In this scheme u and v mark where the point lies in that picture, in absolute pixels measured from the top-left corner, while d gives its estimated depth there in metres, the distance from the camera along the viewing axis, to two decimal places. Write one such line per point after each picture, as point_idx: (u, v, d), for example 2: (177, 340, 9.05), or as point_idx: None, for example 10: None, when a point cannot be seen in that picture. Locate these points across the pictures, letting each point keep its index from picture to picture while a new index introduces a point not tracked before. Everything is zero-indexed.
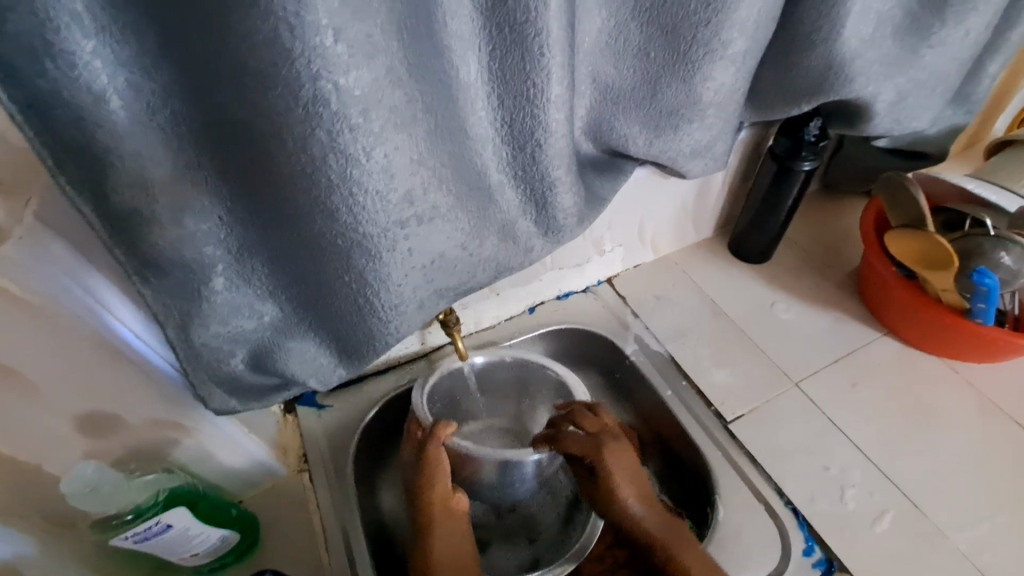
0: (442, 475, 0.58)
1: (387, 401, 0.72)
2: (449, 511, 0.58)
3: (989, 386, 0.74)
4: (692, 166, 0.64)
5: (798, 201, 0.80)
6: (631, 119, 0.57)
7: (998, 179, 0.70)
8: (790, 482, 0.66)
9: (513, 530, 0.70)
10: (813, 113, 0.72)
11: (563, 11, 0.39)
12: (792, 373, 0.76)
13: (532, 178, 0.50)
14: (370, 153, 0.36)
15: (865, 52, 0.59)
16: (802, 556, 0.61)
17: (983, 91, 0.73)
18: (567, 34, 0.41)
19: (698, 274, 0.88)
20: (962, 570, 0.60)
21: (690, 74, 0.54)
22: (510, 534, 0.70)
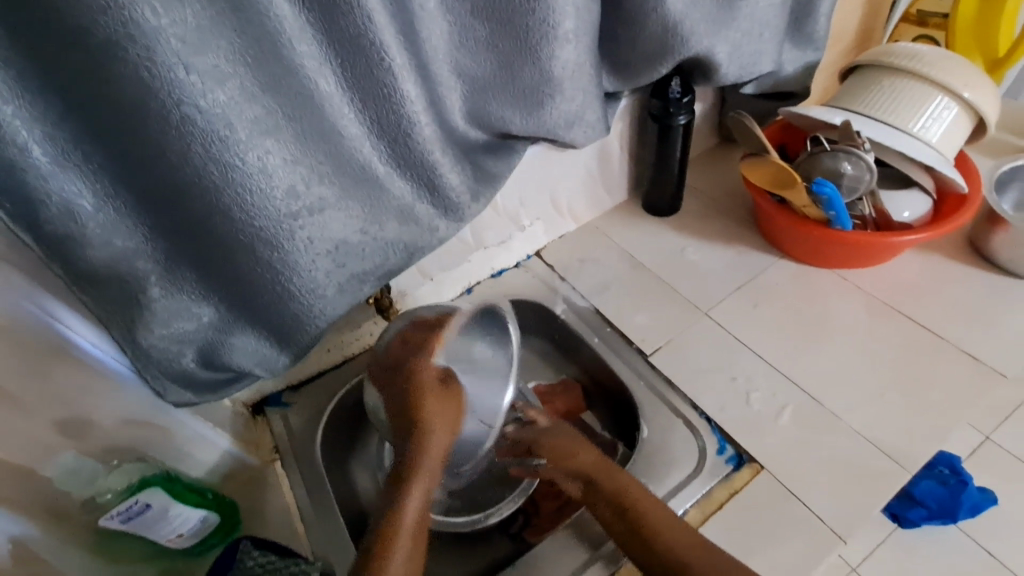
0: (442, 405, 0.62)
1: (345, 391, 0.81)
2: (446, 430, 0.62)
3: (875, 286, 0.82)
4: (571, 135, 0.74)
5: (686, 152, 0.89)
6: (500, 103, 0.67)
7: (846, 101, 0.78)
8: (703, 396, 0.74)
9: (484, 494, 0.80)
10: (674, 72, 0.81)
11: (390, 23, 0.48)
12: (702, 304, 0.84)
13: (412, 163, 0.60)
14: (244, 158, 0.45)
15: (690, 14, 0.68)
16: (716, 455, 0.69)
17: (821, 30, 0.82)
18: (400, 39, 0.50)
19: (616, 234, 0.97)
20: (855, 443, 0.68)
21: (536, 56, 0.63)
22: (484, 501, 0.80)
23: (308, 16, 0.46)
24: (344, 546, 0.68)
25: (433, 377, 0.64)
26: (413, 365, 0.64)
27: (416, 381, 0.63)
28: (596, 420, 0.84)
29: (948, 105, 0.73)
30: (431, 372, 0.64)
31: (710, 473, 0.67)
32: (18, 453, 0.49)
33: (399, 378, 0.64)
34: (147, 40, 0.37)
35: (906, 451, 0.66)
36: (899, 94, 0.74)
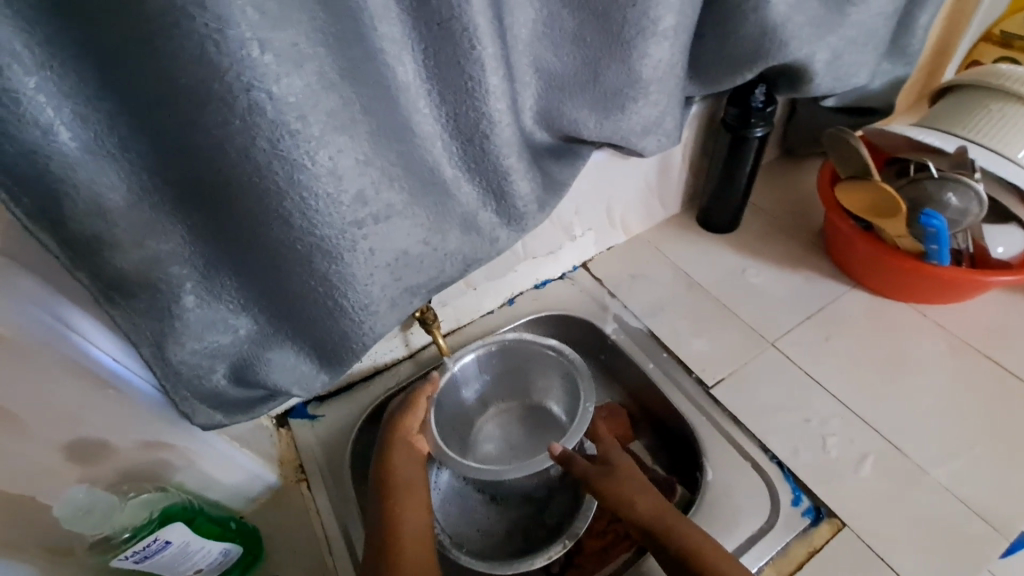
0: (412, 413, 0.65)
1: (375, 406, 0.74)
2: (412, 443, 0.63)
3: (957, 326, 0.76)
4: (646, 143, 0.67)
5: (756, 167, 0.82)
6: (578, 103, 0.59)
7: (947, 123, 0.71)
8: (773, 437, 0.67)
9: (540, 526, 0.73)
10: (758, 80, 0.74)
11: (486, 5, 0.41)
12: (768, 334, 0.78)
13: (483, 169, 0.53)
14: (314, 156, 0.38)
15: (794, 16, 0.61)
16: (790, 507, 0.62)
17: (919, 43, 0.75)
18: (495, 25, 0.43)
19: (670, 249, 0.91)
20: (945, 503, 0.61)
21: (626, 53, 0.56)
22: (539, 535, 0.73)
23: None
24: None
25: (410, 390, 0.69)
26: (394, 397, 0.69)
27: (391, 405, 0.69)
28: (644, 450, 0.78)
29: None
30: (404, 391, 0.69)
31: (784, 527, 0.61)
32: (21, 480, 0.44)
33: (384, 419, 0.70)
34: (219, 7, 0.30)
35: (1003, 515, 0.60)
36: (1008, 118, 0.67)
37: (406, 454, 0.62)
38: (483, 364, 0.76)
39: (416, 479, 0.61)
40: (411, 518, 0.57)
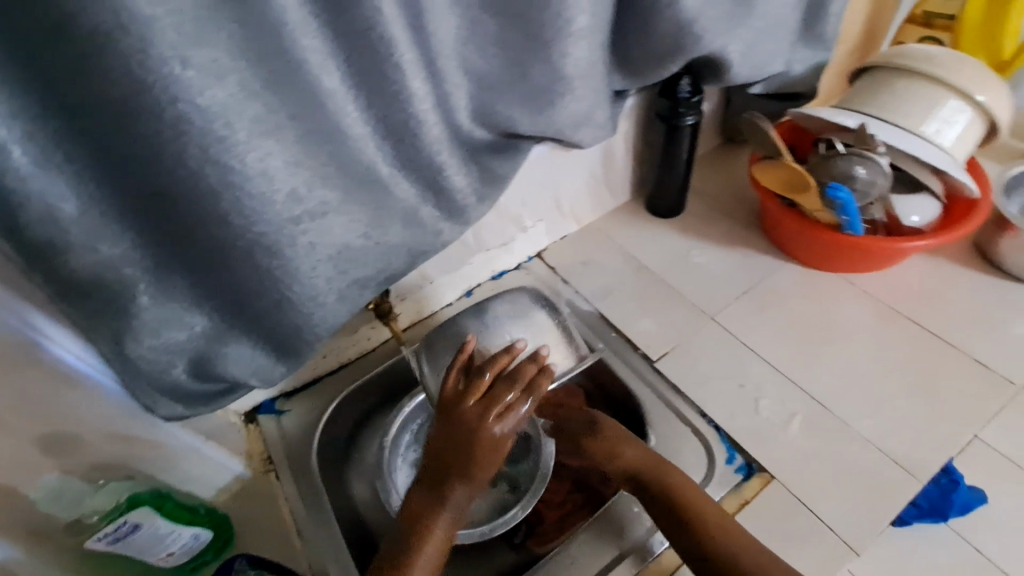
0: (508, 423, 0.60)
1: (342, 397, 0.78)
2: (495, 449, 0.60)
3: (883, 292, 0.81)
4: (579, 136, 0.72)
5: (692, 154, 0.87)
6: (508, 101, 0.64)
7: (858, 104, 0.74)
8: (712, 404, 0.72)
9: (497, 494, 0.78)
10: (683, 72, 0.78)
11: (399, 16, 0.45)
12: (709, 309, 0.83)
13: (417, 165, 0.57)
14: (242, 159, 0.42)
15: (705, 11, 0.66)
16: (725, 464, 0.67)
17: (833, 30, 0.80)
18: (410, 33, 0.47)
19: (619, 236, 0.95)
20: (865, 453, 0.66)
21: (547, 53, 0.60)
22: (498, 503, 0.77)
23: (313, 5, 0.42)
24: (344, 559, 0.66)
25: (516, 390, 0.61)
26: (482, 375, 0.61)
27: (479, 382, 0.61)
28: None
29: (960, 108, 0.70)
30: (504, 381, 0.62)
31: (720, 483, 0.66)
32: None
33: (452, 374, 0.63)
34: (142, 30, 0.34)
35: (917, 461, 0.65)
36: (913, 95, 0.71)
37: (483, 471, 0.60)
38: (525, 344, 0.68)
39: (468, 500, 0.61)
40: (440, 535, 0.60)
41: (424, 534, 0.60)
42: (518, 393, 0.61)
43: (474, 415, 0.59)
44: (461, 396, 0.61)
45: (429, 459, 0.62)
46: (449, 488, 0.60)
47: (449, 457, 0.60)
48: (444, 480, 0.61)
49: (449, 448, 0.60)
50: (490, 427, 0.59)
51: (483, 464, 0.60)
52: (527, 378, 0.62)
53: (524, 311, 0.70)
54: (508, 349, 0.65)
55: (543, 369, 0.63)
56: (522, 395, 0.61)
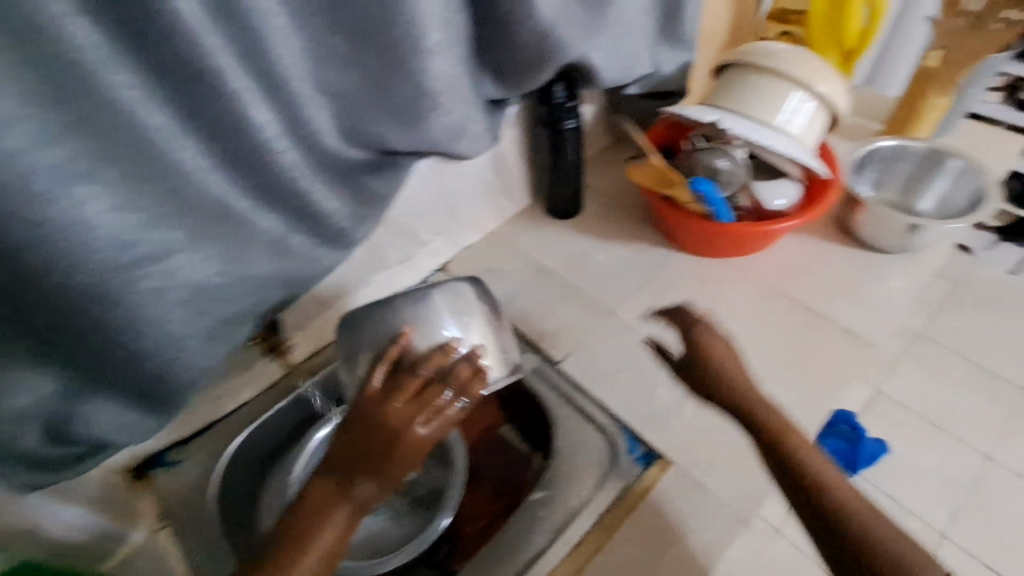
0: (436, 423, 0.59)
1: (242, 437, 0.74)
2: (418, 447, 0.58)
3: (762, 273, 0.87)
4: (459, 146, 0.72)
5: (579, 155, 0.90)
6: (377, 118, 0.62)
7: (721, 100, 0.79)
8: (612, 398, 0.75)
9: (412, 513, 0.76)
10: (556, 79, 0.81)
11: (228, 47, 0.44)
12: (607, 305, 0.85)
13: (279, 194, 0.55)
14: (51, 209, 0.40)
15: (560, 20, 0.68)
16: (626, 455, 0.69)
17: (691, 31, 0.85)
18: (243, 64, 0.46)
19: (521, 241, 0.97)
20: (751, 427, 0.71)
21: (404, 69, 0.60)
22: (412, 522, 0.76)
23: (122, 41, 0.40)
24: None
25: (449, 392, 0.60)
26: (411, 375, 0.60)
27: (408, 381, 0.60)
28: (513, 433, 0.82)
29: (802, 99, 0.76)
30: (437, 382, 0.60)
31: (622, 474, 0.68)
32: None
33: (380, 372, 0.62)
34: None
35: (796, 428, 0.70)
36: (763, 89, 0.76)
37: (398, 468, 0.57)
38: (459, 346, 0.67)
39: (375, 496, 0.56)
40: (335, 532, 0.54)
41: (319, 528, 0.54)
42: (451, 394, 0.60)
43: (400, 412, 0.58)
44: (387, 394, 0.59)
45: (339, 451, 0.58)
46: (357, 481, 0.56)
47: (362, 449, 0.57)
48: (354, 472, 0.56)
49: (365, 440, 0.57)
50: (417, 425, 0.57)
51: (402, 458, 0.57)
52: (460, 380, 0.61)
53: (460, 306, 0.70)
54: (442, 348, 0.64)
55: (478, 373, 0.62)
56: (455, 397, 0.60)
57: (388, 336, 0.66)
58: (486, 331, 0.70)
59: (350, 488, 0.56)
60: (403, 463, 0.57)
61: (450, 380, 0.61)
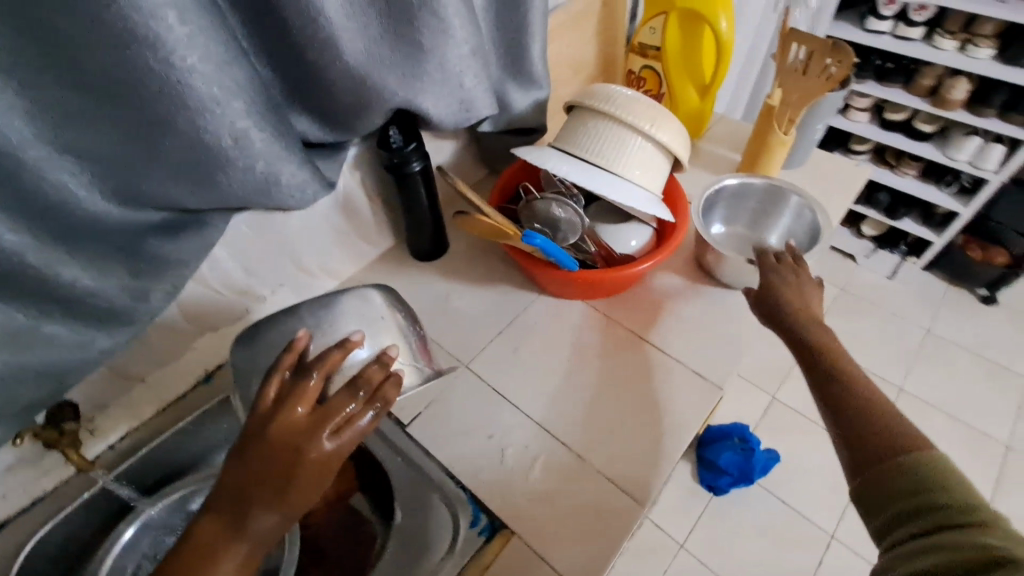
0: (341, 437, 0.53)
1: (38, 538, 0.64)
2: (320, 466, 0.52)
3: (622, 315, 0.86)
4: (276, 200, 0.65)
5: (433, 197, 0.85)
6: (154, 178, 0.55)
7: (568, 145, 0.77)
8: (459, 462, 0.70)
9: None
10: (391, 121, 0.76)
11: None
12: (463, 356, 0.81)
13: (14, 284, 0.52)
14: None
15: (373, 65, 0.63)
16: (469, 529, 0.65)
17: (540, 69, 0.82)
18: None
19: (381, 287, 0.91)
20: (598, 485, 0.69)
21: (175, 126, 0.51)
22: None
23: None
24: None
25: (357, 400, 0.55)
26: (308, 381, 0.54)
27: (308, 390, 0.54)
28: (364, 501, 0.76)
29: (643, 145, 0.75)
30: (344, 390, 0.55)
31: (462, 552, 0.63)
32: None
33: (273, 386, 0.54)
34: None
35: (644, 484, 0.69)
36: (604, 134, 0.75)
37: (302, 494, 0.51)
38: (364, 353, 0.61)
39: (275, 529, 0.50)
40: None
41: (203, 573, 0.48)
42: (361, 401, 0.55)
43: (301, 427, 0.52)
44: (278, 407, 0.53)
45: (229, 483, 0.51)
46: (251, 517, 0.50)
47: (257, 479, 0.50)
48: (247, 506, 0.50)
49: (257, 470, 0.51)
50: (321, 440, 0.52)
51: (301, 483, 0.51)
52: (369, 387, 0.56)
53: (363, 310, 0.64)
54: (343, 343, 0.58)
55: (390, 374, 0.58)
56: (367, 404, 0.55)
57: (285, 341, 0.60)
58: (398, 332, 0.64)
59: (244, 525, 0.50)
60: (303, 486, 0.51)
61: (359, 388, 0.55)
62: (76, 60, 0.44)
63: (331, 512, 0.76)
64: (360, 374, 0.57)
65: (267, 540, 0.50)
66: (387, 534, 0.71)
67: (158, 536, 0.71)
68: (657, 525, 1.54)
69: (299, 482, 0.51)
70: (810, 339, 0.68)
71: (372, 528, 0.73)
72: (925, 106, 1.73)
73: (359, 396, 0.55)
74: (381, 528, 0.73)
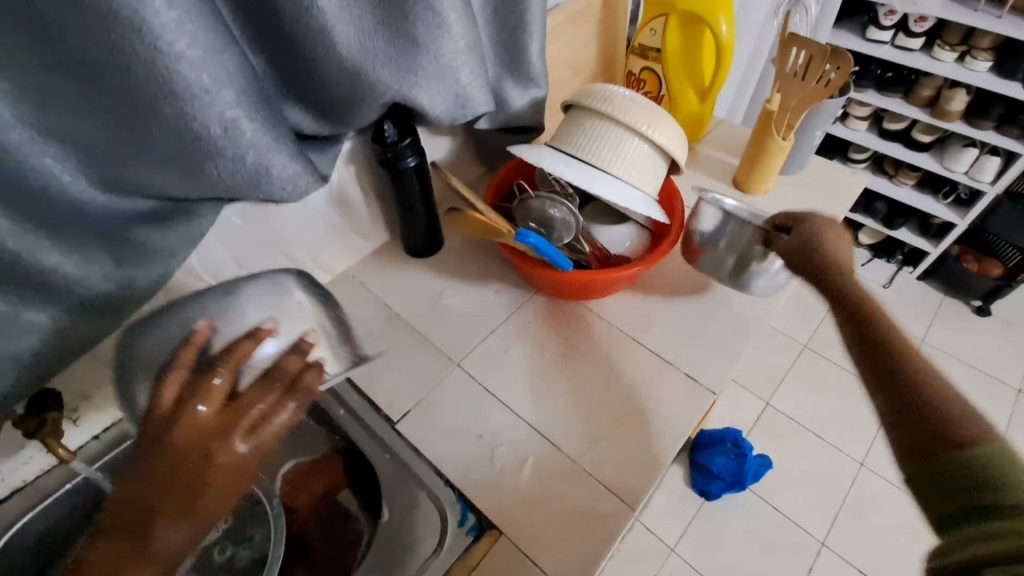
0: (253, 437, 0.56)
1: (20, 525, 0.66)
2: (231, 470, 0.54)
3: (616, 316, 0.85)
4: (266, 192, 0.65)
5: (427, 194, 0.84)
6: (140, 167, 0.55)
7: (565, 144, 0.76)
8: (447, 461, 0.69)
9: None
10: (386, 115, 0.75)
11: None
12: (455, 354, 0.80)
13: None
14: None
15: (366, 58, 0.62)
16: (457, 527, 0.65)
17: (538, 67, 0.81)
18: None
19: (374, 283, 0.90)
20: (587, 487, 0.68)
21: (163, 114, 0.51)
22: None
23: None
24: None
25: (268, 395, 0.58)
26: (213, 381, 0.56)
27: (214, 391, 0.55)
28: (351, 496, 0.75)
29: (639, 146, 0.74)
30: (253, 388, 0.57)
31: (449, 552, 0.63)
32: None
33: (172, 388, 0.55)
34: None
35: (634, 487, 0.68)
36: (600, 133, 0.74)
37: (214, 500, 0.53)
38: (272, 346, 0.60)
39: (185, 539, 0.52)
40: None
41: None
42: (277, 396, 0.58)
43: (210, 432, 0.54)
44: (183, 412, 0.54)
45: (131, 498, 0.51)
46: (156, 529, 0.51)
47: (162, 492, 0.51)
48: (152, 520, 0.51)
49: (160, 482, 0.52)
50: (232, 444, 0.55)
51: (213, 488, 0.53)
52: (282, 380, 0.59)
53: (276, 297, 0.63)
54: (249, 338, 0.59)
55: (308, 364, 0.61)
56: (281, 399, 0.58)
57: (182, 332, 0.58)
58: (312, 318, 0.65)
59: (148, 540, 0.50)
60: (217, 491, 0.53)
61: (267, 384, 0.58)
62: (73, 51, 0.44)
63: (319, 507, 0.76)
64: (268, 371, 0.59)
65: (178, 551, 0.52)
66: (372, 529, 0.71)
67: None
68: (649, 529, 1.54)
69: (211, 489, 0.53)
70: (858, 294, 0.67)
71: (359, 524, 0.73)
72: (924, 116, 1.73)
73: (269, 392, 0.58)
74: (366, 522, 0.72)
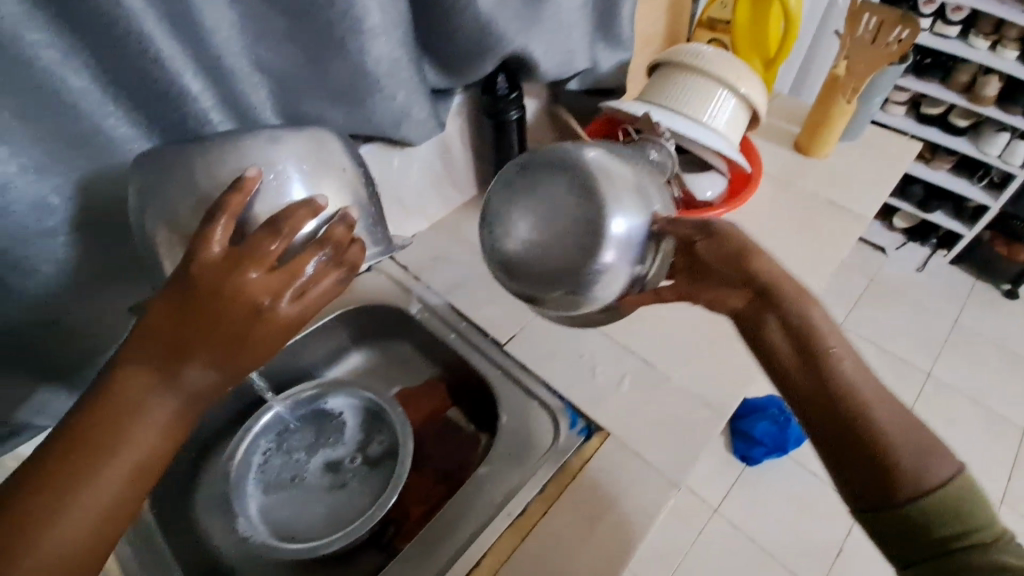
0: (302, 301, 0.45)
1: None
2: (277, 330, 0.44)
3: None
4: (403, 131, 0.73)
5: (523, 146, 0.92)
6: (313, 99, 0.63)
7: (656, 96, 0.83)
8: (554, 377, 0.78)
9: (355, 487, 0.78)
10: (499, 70, 0.83)
11: (172, 39, 0.49)
12: None
13: None
14: None
15: (499, 13, 0.70)
16: (569, 430, 0.72)
17: (628, 31, 0.89)
18: (185, 50, 0.51)
19: (469, 230, 0.98)
20: (680, 399, 0.76)
21: (342, 49, 0.59)
22: (353, 496, 0.77)
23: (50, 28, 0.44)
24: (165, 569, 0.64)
25: (323, 256, 0.47)
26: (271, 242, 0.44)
27: (267, 252, 0.44)
28: (461, 415, 0.85)
29: (728, 97, 0.82)
30: (310, 248, 0.47)
31: (564, 448, 0.70)
32: None
33: (219, 242, 0.44)
34: None
35: (722, 399, 0.76)
36: (692, 86, 0.82)
37: (255, 356, 0.44)
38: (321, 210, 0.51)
39: (211, 389, 0.43)
40: (155, 438, 0.41)
41: (123, 428, 0.40)
42: (327, 263, 0.48)
43: (266, 288, 0.43)
44: (235, 261, 0.43)
45: (162, 328, 0.42)
46: (188, 368, 0.42)
47: (201, 334, 0.42)
48: (183, 360, 0.42)
49: (191, 319, 0.42)
50: (281, 304, 0.44)
51: (258, 343, 0.44)
52: (336, 245, 0.49)
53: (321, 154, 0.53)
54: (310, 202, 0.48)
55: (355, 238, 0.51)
56: (333, 264, 0.48)
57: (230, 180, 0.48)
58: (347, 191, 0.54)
59: (177, 377, 0.42)
60: (258, 347, 0.44)
61: (325, 247, 0.48)
62: None
63: (435, 423, 0.84)
64: (327, 233, 0.49)
65: (200, 400, 0.43)
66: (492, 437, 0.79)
67: (279, 431, 0.80)
68: (691, 491, 1.59)
69: (252, 343, 0.43)
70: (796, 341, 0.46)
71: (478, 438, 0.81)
72: (961, 101, 1.77)
73: (325, 256, 0.48)
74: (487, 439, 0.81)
